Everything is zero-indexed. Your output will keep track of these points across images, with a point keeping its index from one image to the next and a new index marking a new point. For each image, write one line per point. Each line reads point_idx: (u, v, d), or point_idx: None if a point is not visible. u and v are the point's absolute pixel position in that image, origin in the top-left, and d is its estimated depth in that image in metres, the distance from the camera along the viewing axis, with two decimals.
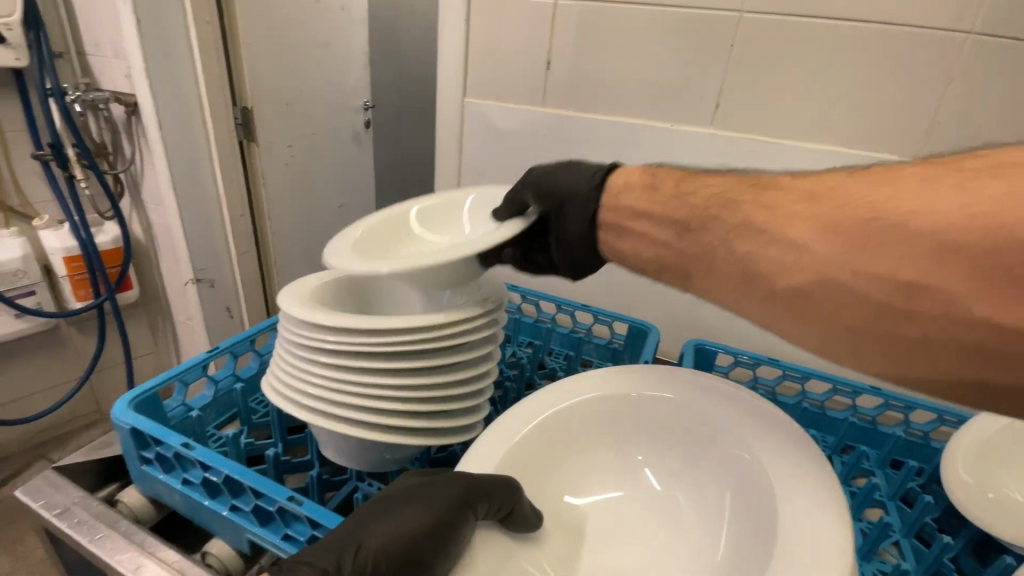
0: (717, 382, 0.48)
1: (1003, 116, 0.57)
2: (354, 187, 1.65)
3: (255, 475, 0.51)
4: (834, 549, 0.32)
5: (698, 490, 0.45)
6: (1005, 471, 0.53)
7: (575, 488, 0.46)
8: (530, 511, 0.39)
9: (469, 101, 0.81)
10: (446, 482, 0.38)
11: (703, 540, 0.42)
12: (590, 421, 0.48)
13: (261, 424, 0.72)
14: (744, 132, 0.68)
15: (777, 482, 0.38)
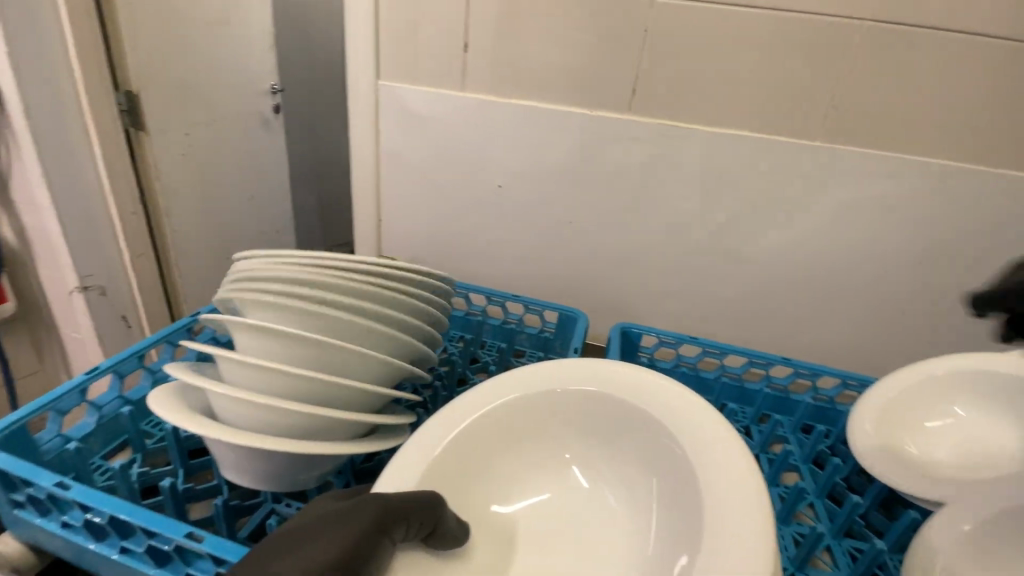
0: (632, 372, 0.40)
1: (902, 100, 0.59)
2: (266, 178, 1.50)
3: (145, 513, 0.39)
4: (756, 552, 0.27)
5: (626, 485, 0.38)
6: (901, 427, 0.55)
7: (501, 494, 0.40)
8: (457, 524, 0.33)
9: (382, 84, 0.73)
10: (351, 503, 0.31)
11: (633, 538, 0.36)
12: (501, 429, 0.40)
13: (162, 449, 0.54)
14: (671, 120, 0.65)
15: (699, 476, 0.32)
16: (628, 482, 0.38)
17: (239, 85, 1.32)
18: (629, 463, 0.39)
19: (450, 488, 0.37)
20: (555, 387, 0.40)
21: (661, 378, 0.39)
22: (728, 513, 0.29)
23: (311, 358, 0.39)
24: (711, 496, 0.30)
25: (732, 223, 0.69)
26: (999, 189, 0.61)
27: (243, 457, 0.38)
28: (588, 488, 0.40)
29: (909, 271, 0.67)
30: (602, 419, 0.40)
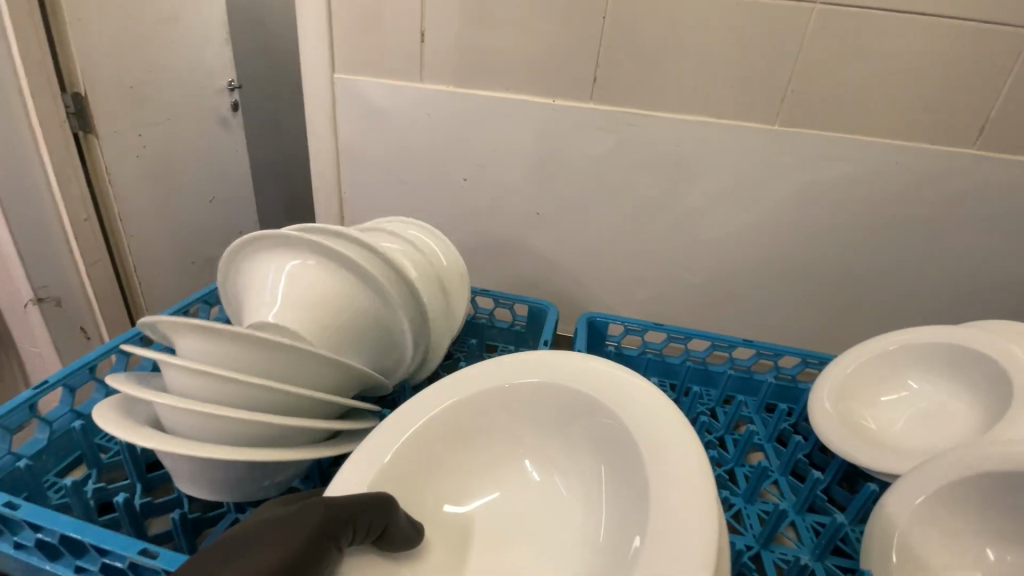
0: (581, 362, 0.40)
1: (855, 83, 0.60)
2: (229, 178, 1.45)
3: (99, 530, 0.37)
4: (703, 537, 0.27)
5: (577, 474, 0.38)
6: (855, 402, 0.57)
7: (455, 493, 0.39)
8: (408, 524, 0.33)
9: (339, 77, 0.70)
10: (296, 508, 0.30)
11: (587, 522, 0.36)
12: (457, 426, 0.40)
13: (119, 463, 0.52)
14: (632, 108, 0.65)
15: (647, 459, 0.32)
16: (581, 472, 0.38)
17: (194, 82, 1.27)
18: (579, 452, 0.39)
19: (408, 485, 0.37)
20: (506, 382, 0.40)
21: (609, 366, 0.39)
22: (673, 498, 0.29)
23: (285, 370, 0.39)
24: (656, 479, 0.31)
25: (696, 209, 0.70)
26: (949, 168, 0.62)
27: (196, 468, 0.37)
28: (539, 480, 0.40)
29: (865, 250, 0.69)
30: (553, 413, 0.40)
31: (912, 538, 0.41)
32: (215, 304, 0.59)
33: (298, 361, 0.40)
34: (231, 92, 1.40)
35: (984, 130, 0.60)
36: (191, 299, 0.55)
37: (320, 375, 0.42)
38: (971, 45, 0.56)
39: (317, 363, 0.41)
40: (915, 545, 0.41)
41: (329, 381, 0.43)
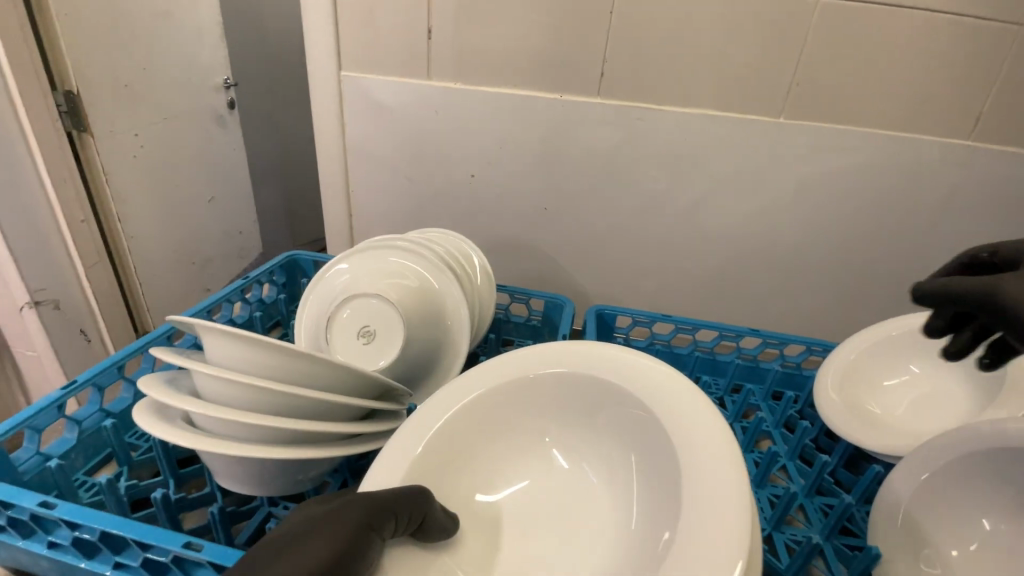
0: (607, 352, 0.41)
1: (856, 77, 0.61)
2: (226, 177, 1.44)
3: (139, 525, 0.38)
4: (738, 526, 0.28)
5: (608, 463, 0.40)
6: (861, 387, 0.59)
7: (486, 483, 0.41)
8: (443, 515, 0.34)
9: (345, 75, 0.71)
10: (340, 505, 0.31)
11: (619, 509, 0.37)
12: (485, 417, 0.41)
13: (148, 460, 0.52)
14: (638, 102, 0.66)
15: (681, 451, 0.33)
16: (608, 460, 0.40)
17: (189, 79, 1.26)
18: (606, 441, 0.40)
19: (440, 476, 0.38)
20: (527, 375, 0.41)
21: (634, 356, 0.40)
22: (708, 478, 0.31)
23: (321, 375, 0.37)
24: (686, 464, 0.32)
25: (701, 202, 0.71)
26: (946, 158, 0.64)
27: (236, 465, 0.37)
28: (567, 467, 0.41)
29: (868, 240, 0.70)
30: (577, 405, 0.41)
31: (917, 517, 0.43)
32: (240, 301, 0.59)
33: (332, 369, 0.38)
34: (227, 89, 1.39)
35: (980, 120, 0.62)
36: (213, 299, 0.55)
37: (352, 381, 0.40)
38: (968, 37, 0.58)
39: (349, 371, 0.39)
40: (922, 522, 0.43)
41: (360, 386, 0.41)
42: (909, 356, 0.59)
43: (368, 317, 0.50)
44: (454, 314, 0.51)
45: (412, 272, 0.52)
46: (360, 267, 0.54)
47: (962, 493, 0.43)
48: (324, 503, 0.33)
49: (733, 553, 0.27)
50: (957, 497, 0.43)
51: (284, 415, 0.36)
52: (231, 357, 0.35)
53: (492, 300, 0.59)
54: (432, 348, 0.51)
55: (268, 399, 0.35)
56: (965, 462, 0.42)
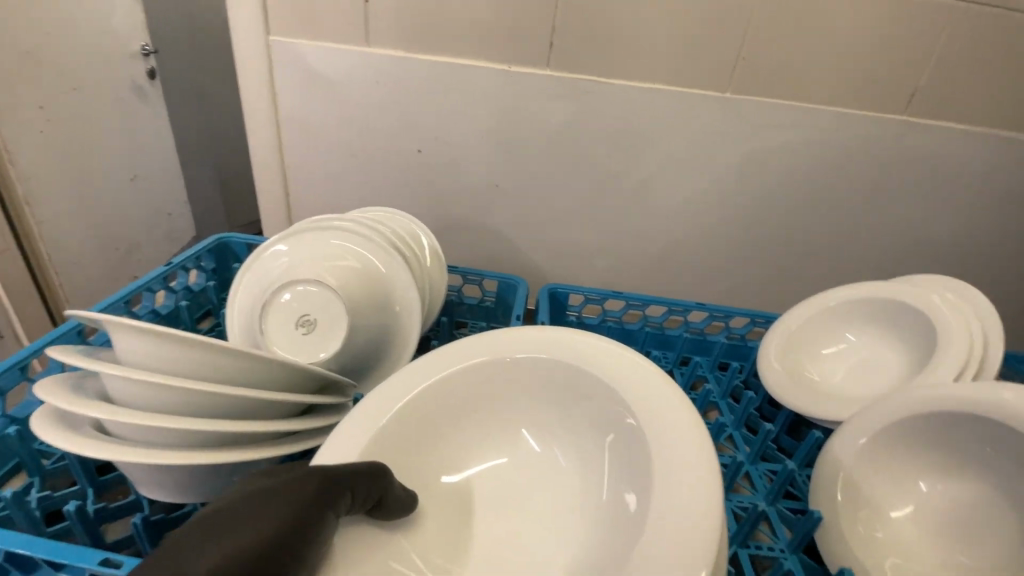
0: (570, 338, 0.40)
1: (802, 53, 0.61)
2: (150, 153, 1.32)
3: (50, 544, 0.34)
4: (705, 518, 0.27)
5: (578, 445, 0.39)
6: (802, 356, 0.61)
7: (451, 464, 0.40)
8: (403, 491, 0.33)
9: (274, 40, 0.65)
10: (290, 477, 0.29)
11: (590, 488, 0.37)
12: (441, 403, 0.39)
13: (64, 468, 0.47)
14: (588, 76, 0.64)
15: (653, 440, 0.32)
16: (581, 443, 0.39)
17: (102, 45, 1.14)
18: (572, 419, 0.40)
19: (392, 466, 0.36)
20: (482, 358, 0.40)
21: (597, 341, 0.40)
22: (677, 457, 0.31)
23: (251, 369, 0.34)
24: (655, 441, 0.32)
25: (652, 179, 0.70)
26: (882, 134, 0.66)
27: (157, 472, 0.33)
28: (540, 451, 0.41)
29: (809, 214, 0.72)
30: (533, 385, 0.40)
31: (858, 479, 0.45)
32: (163, 289, 0.54)
33: (263, 364, 0.35)
34: (146, 56, 1.27)
35: (914, 97, 0.64)
36: (132, 288, 0.50)
37: (287, 375, 0.37)
38: (907, 14, 0.59)
39: (284, 365, 0.36)
40: (862, 484, 0.45)
41: (297, 380, 0.38)
42: (846, 326, 0.62)
43: (308, 304, 0.46)
44: (402, 300, 0.48)
45: (356, 255, 0.48)
46: (298, 248, 0.50)
47: (895, 455, 0.46)
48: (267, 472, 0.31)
49: (702, 547, 0.26)
50: (893, 457, 0.46)
51: (208, 417, 0.32)
52: (143, 354, 0.31)
53: (443, 283, 0.56)
54: (379, 337, 0.48)
55: (188, 401, 0.31)
56: (901, 427, 0.44)
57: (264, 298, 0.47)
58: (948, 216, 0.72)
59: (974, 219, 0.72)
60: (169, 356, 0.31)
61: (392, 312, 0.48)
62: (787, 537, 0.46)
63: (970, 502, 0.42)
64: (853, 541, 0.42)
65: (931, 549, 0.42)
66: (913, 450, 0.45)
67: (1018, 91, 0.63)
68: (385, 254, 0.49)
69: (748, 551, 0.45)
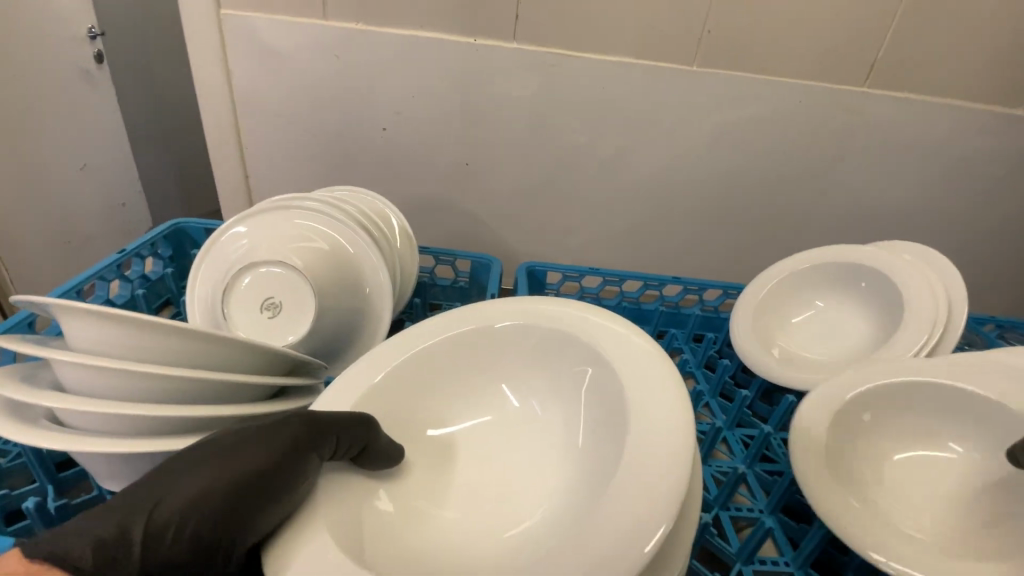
0: (546, 307, 0.40)
1: (768, 22, 0.61)
2: (100, 141, 1.25)
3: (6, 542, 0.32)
4: (679, 476, 0.27)
5: (558, 398, 0.39)
6: (772, 322, 0.62)
7: (436, 418, 0.40)
8: (389, 443, 0.33)
9: (225, 14, 0.61)
10: (275, 420, 0.30)
11: (568, 438, 0.37)
12: (417, 378, 0.39)
13: (20, 466, 0.41)
14: (556, 49, 0.63)
15: (631, 402, 0.32)
16: (559, 395, 0.39)
17: (45, 27, 1.05)
18: (546, 378, 0.40)
19: None
20: (468, 328, 0.40)
21: (577, 308, 0.39)
22: (642, 400, 0.32)
23: (214, 352, 0.32)
24: (629, 394, 0.32)
25: (621, 153, 0.70)
26: (843, 105, 0.67)
27: (120, 464, 0.31)
28: (518, 406, 0.41)
29: (777, 186, 0.73)
30: (508, 351, 0.40)
31: (853, 417, 0.44)
32: (117, 279, 0.51)
33: (226, 347, 0.33)
34: (93, 40, 1.17)
35: (873, 68, 0.65)
36: (85, 276, 0.47)
37: (253, 359, 0.35)
38: None
39: (249, 348, 0.34)
40: (854, 426, 0.44)
41: (266, 361, 0.36)
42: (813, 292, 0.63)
43: (273, 286, 0.45)
44: (371, 279, 0.47)
45: (321, 234, 0.47)
46: (259, 229, 0.48)
47: (899, 414, 0.45)
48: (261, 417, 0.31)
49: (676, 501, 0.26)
50: (892, 417, 0.45)
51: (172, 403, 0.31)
52: (96, 340, 0.29)
53: (414, 262, 0.55)
54: (349, 318, 0.47)
55: (144, 387, 0.29)
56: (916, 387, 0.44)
57: (225, 282, 0.45)
58: (905, 186, 0.74)
59: (930, 189, 0.74)
60: (125, 341, 0.29)
61: (363, 291, 0.47)
62: (765, 500, 0.47)
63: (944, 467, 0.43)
64: (837, 472, 0.41)
65: (898, 497, 0.42)
66: (913, 414, 0.45)
67: (971, 62, 0.64)
68: (352, 233, 0.47)
69: (728, 513, 0.46)
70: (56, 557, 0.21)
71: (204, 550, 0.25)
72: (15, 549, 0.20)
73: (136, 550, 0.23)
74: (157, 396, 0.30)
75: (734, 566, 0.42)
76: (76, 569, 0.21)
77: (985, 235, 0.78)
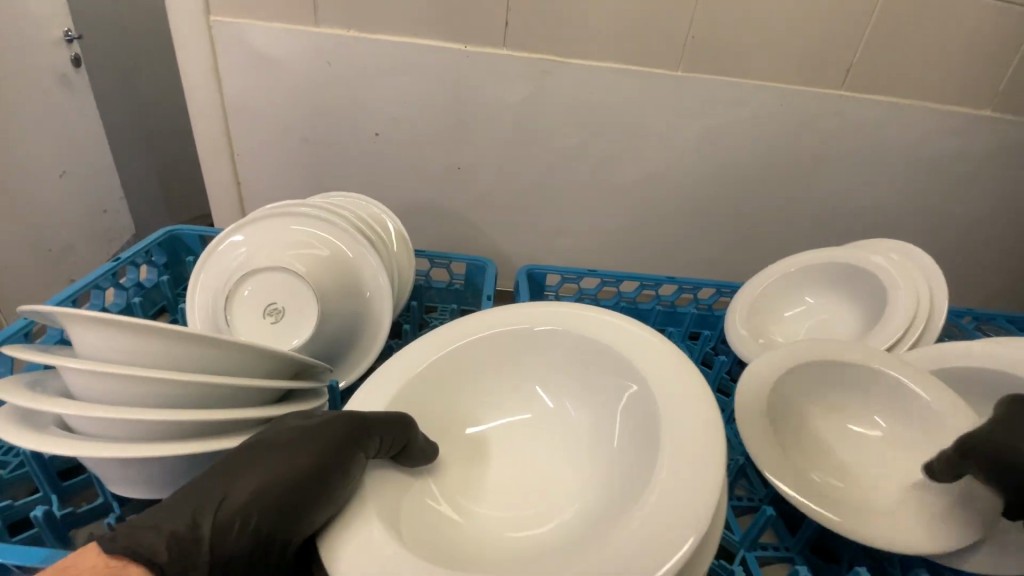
0: (560, 311, 0.41)
1: (751, 29, 0.63)
2: (79, 147, 1.22)
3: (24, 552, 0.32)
4: (713, 476, 0.28)
5: (587, 397, 0.40)
6: (766, 318, 0.63)
7: (473, 416, 0.41)
8: (424, 441, 0.34)
9: (215, 21, 0.61)
10: (320, 422, 0.30)
11: (599, 436, 0.38)
12: (441, 380, 0.39)
13: (23, 476, 0.40)
14: (546, 55, 0.64)
15: (663, 406, 0.32)
16: (588, 394, 0.40)
17: (24, 33, 1.03)
18: (567, 375, 0.41)
19: None
20: (475, 336, 0.40)
21: (593, 310, 0.40)
22: (668, 391, 0.33)
23: (224, 357, 0.33)
24: (657, 396, 0.33)
25: (611, 156, 0.71)
26: (824, 108, 0.69)
27: (132, 470, 0.31)
28: (551, 405, 0.42)
29: (764, 187, 0.76)
30: (524, 353, 0.41)
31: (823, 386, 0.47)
32: (112, 287, 0.50)
33: (233, 350, 0.33)
34: (69, 43, 1.16)
35: (850, 73, 0.67)
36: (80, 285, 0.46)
37: (260, 362, 0.35)
38: None
39: (255, 351, 0.34)
40: (818, 388, 0.48)
41: (274, 365, 0.37)
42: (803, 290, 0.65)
43: (276, 291, 0.45)
44: (373, 284, 0.47)
45: (321, 240, 0.47)
46: (258, 236, 0.48)
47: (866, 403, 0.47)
48: (289, 419, 0.32)
49: (710, 499, 0.27)
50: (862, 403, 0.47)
51: (184, 408, 0.31)
52: (107, 347, 0.29)
53: (411, 266, 0.55)
54: (352, 322, 0.47)
55: (155, 391, 0.29)
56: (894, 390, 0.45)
57: (227, 289, 0.45)
58: (885, 185, 0.76)
59: (907, 187, 0.77)
60: (137, 347, 0.29)
61: (365, 296, 0.47)
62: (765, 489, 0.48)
63: (891, 457, 0.45)
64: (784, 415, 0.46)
65: (830, 454, 0.46)
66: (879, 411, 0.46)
67: (940, 67, 0.67)
68: (351, 238, 0.47)
69: (731, 503, 0.46)
70: (133, 554, 0.23)
71: (267, 543, 0.26)
72: (94, 544, 0.23)
73: (204, 544, 0.25)
74: (168, 401, 0.30)
75: (738, 553, 0.42)
76: (152, 563, 0.23)
77: (961, 230, 0.82)
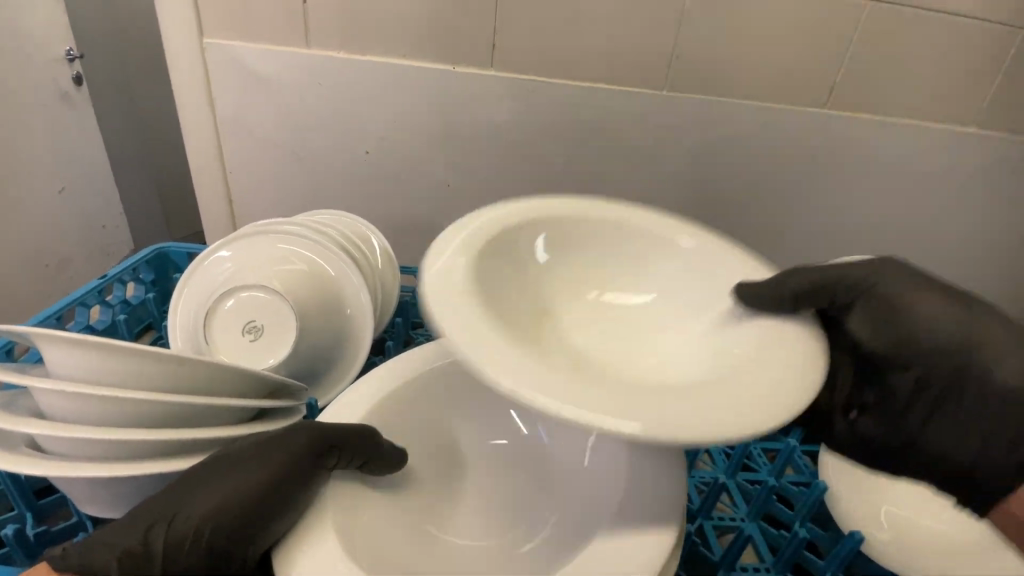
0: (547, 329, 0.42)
1: (732, 50, 0.64)
2: (79, 164, 1.23)
3: None
4: None
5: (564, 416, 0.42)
6: None
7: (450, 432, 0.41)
8: (390, 451, 0.34)
9: (208, 42, 0.63)
10: (281, 433, 0.31)
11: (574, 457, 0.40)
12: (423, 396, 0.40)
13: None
14: (532, 74, 0.65)
15: None
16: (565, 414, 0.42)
17: (24, 51, 1.05)
18: None
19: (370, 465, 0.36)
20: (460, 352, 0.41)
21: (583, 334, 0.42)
22: None
23: (197, 375, 0.33)
24: None
25: (598, 172, 0.72)
26: (807, 127, 0.70)
27: (100, 489, 0.31)
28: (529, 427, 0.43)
29: (751, 203, 0.76)
30: None
31: (553, 231, 0.44)
32: (97, 304, 0.51)
33: (207, 370, 0.33)
34: (72, 62, 1.17)
35: (833, 91, 0.68)
36: (65, 302, 0.47)
37: (234, 381, 0.36)
38: (823, 16, 0.63)
39: (230, 371, 0.35)
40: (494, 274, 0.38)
41: (249, 383, 0.37)
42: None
43: (258, 309, 0.45)
44: (356, 304, 0.48)
45: (305, 258, 0.47)
46: (242, 253, 0.48)
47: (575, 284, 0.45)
48: (255, 435, 0.32)
49: None
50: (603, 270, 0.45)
51: (153, 428, 0.31)
52: (83, 364, 0.30)
53: (396, 284, 0.56)
54: (333, 340, 0.48)
55: (122, 412, 0.30)
56: (628, 216, 0.45)
57: (208, 305, 0.45)
58: (871, 201, 0.77)
59: (893, 204, 0.77)
60: (112, 365, 0.30)
61: (346, 314, 0.48)
62: (744, 508, 0.48)
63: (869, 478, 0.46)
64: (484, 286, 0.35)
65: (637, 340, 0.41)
66: (613, 280, 0.45)
67: (922, 87, 0.69)
68: (337, 256, 0.48)
69: (711, 523, 0.46)
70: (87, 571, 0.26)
71: (222, 556, 0.27)
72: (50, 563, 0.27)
73: (156, 560, 0.26)
74: (135, 420, 0.30)
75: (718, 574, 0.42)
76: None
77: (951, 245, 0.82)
